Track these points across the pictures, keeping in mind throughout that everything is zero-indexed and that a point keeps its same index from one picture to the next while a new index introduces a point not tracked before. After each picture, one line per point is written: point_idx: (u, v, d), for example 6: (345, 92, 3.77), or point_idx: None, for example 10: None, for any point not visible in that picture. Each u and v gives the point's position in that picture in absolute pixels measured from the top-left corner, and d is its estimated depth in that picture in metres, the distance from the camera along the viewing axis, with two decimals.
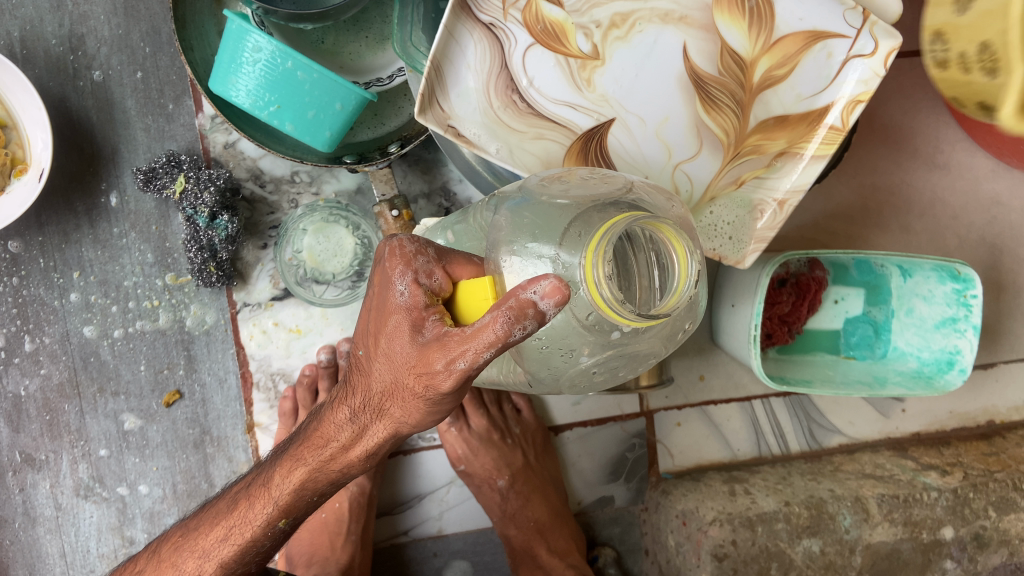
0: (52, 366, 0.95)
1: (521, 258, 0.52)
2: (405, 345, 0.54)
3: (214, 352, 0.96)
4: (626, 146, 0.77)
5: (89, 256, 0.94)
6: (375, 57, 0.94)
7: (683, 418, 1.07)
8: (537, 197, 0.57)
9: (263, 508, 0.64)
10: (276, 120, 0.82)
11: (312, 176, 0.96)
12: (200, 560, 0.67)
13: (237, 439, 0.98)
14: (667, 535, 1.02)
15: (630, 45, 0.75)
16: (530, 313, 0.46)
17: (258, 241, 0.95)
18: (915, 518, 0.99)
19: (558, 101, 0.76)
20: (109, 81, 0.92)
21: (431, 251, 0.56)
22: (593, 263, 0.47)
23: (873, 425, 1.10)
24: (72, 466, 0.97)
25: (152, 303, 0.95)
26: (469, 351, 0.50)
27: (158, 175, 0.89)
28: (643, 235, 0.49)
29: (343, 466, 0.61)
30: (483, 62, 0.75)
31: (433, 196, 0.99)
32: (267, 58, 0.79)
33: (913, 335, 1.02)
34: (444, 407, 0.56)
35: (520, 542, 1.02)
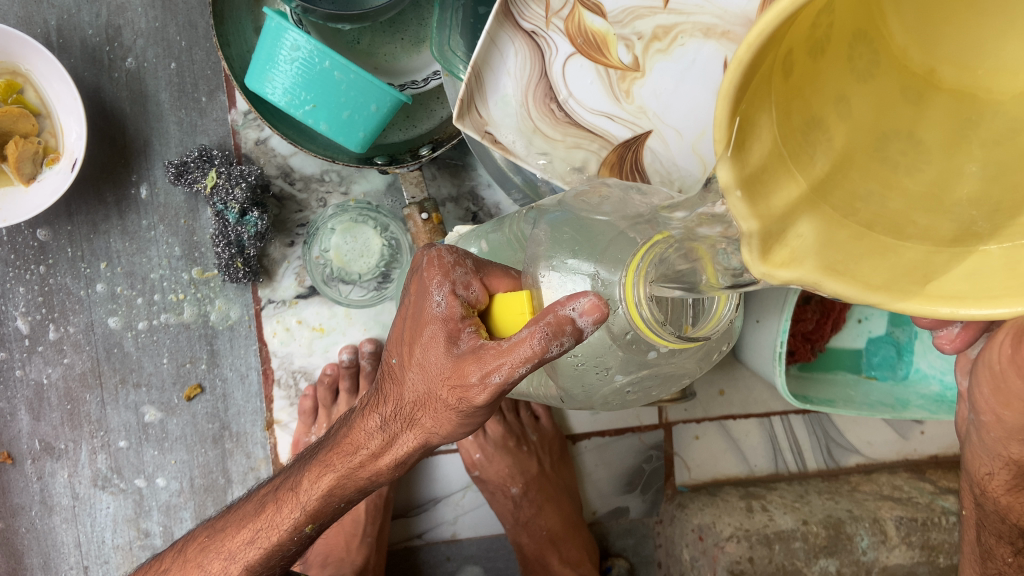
0: (75, 355, 0.96)
1: (558, 273, 0.52)
2: (439, 356, 0.54)
3: (237, 347, 0.96)
4: (660, 158, 0.78)
5: (116, 248, 0.94)
6: (411, 59, 0.94)
7: (701, 432, 1.07)
8: (578, 212, 0.56)
9: (290, 511, 0.64)
10: (310, 119, 0.82)
11: (341, 176, 0.96)
12: (226, 561, 0.67)
13: (256, 435, 0.98)
14: (682, 548, 1.01)
15: (672, 57, 0.73)
16: (567, 330, 0.46)
17: (285, 238, 0.95)
18: (933, 541, 1.00)
19: (595, 111, 0.76)
20: (144, 73, 0.92)
21: (469, 262, 0.55)
22: (633, 283, 0.46)
23: (891, 446, 1.09)
24: (91, 456, 0.97)
25: (178, 296, 0.95)
26: (504, 365, 0.49)
27: (189, 169, 0.89)
28: None
29: (371, 475, 0.60)
30: (523, 69, 0.75)
31: (461, 200, 0.99)
32: (305, 57, 0.79)
33: (935, 357, 1.01)
34: (477, 419, 0.55)
35: (533, 550, 1.02)
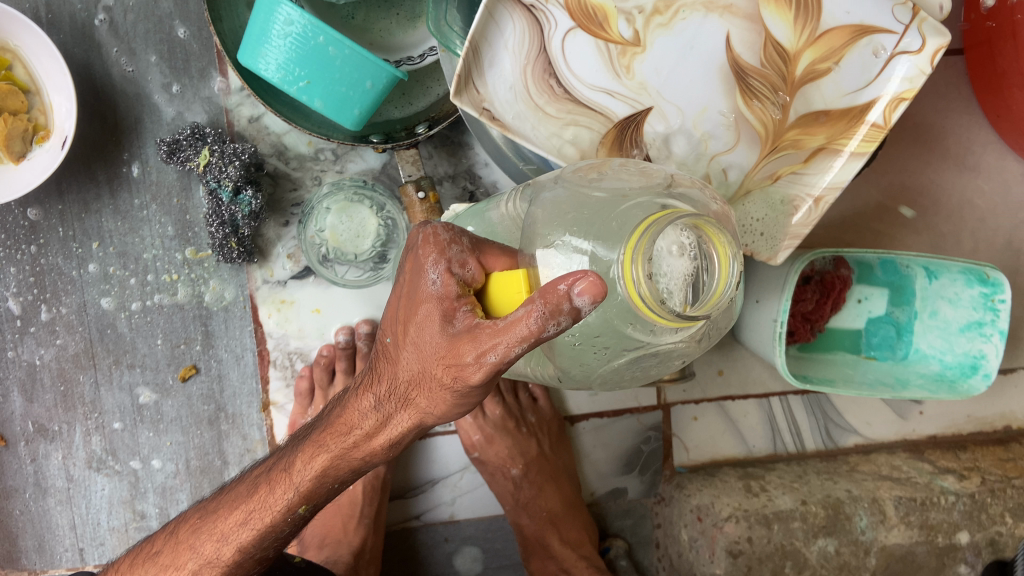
0: (68, 337, 0.94)
1: (557, 250, 0.50)
2: (434, 334, 0.53)
3: (232, 328, 0.95)
4: (662, 136, 0.75)
5: (109, 227, 0.93)
6: (406, 35, 0.93)
7: (699, 413, 1.06)
8: (575, 188, 0.55)
9: (284, 492, 0.63)
10: (304, 96, 0.81)
11: (336, 155, 0.95)
12: (219, 543, 0.66)
13: (252, 417, 0.97)
14: (681, 528, 1.01)
15: (672, 32, 0.73)
16: (564, 309, 0.45)
17: (279, 218, 0.94)
18: (932, 521, 0.99)
19: (595, 88, 0.75)
20: (135, 49, 0.90)
21: (465, 240, 0.54)
22: (631, 262, 0.45)
23: (890, 426, 1.09)
24: (85, 438, 0.96)
25: (171, 277, 0.94)
26: (500, 345, 0.49)
27: (181, 147, 0.88)
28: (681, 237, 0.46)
29: (366, 455, 0.60)
30: (521, 43, 0.73)
31: (458, 179, 0.98)
32: (298, 32, 0.77)
33: (935, 337, 1.01)
34: (472, 399, 0.55)
35: (533, 531, 1.02)
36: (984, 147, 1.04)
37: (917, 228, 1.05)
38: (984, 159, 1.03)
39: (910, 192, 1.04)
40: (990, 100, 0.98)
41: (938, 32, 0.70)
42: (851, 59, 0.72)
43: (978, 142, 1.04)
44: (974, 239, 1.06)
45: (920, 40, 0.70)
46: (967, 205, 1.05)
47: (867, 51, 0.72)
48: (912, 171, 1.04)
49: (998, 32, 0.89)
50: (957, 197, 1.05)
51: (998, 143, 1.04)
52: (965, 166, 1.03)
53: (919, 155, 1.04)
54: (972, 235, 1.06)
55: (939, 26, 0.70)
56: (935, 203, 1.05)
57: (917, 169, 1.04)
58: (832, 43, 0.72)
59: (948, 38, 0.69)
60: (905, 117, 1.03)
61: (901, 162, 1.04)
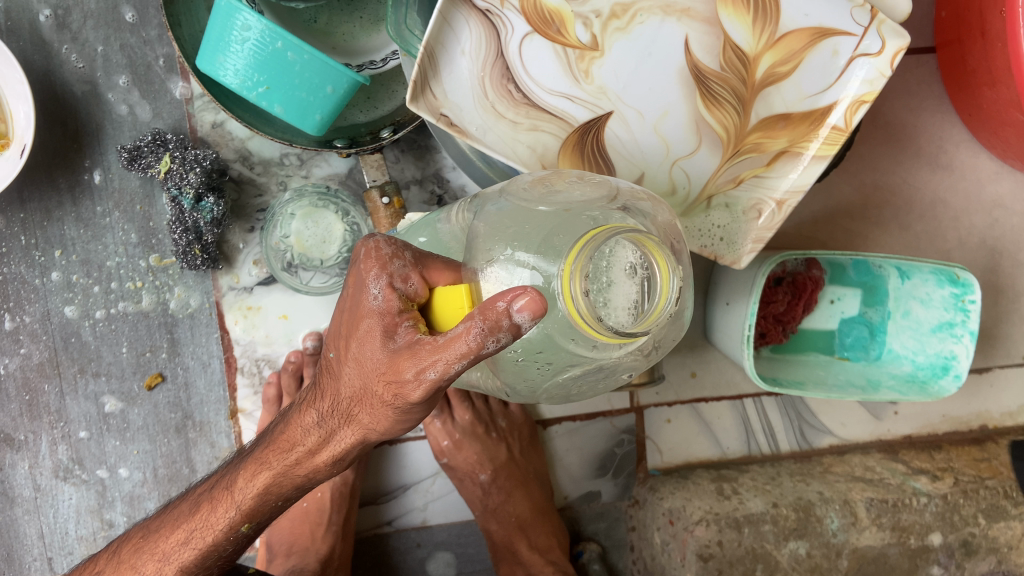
0: (32, 345, 0.94)
1: (500, 266, 0.49)
2: (376, 350, 0.52)
3: (198, 336, 0.94)
4: (624, 139, 0.75)
5: (71, 235, 0.92)
6: (369, 38, 0.92)
7: (673, 415, 1.06)
8: (518, 200, 0.54)
9: (226, 511, 0.62)
10: (264, 101, 0.80)
11: (301, 160, 0.94)
12: (160, 563, 0.65)
13: (220, 424, 0.97)
14: (654, 532, 1.01)
15: (630, 36, 0.73)
16: (504, 325, 0.45)
17: (244, 224, 0.93)
18: (904, 523, 0.99)
19: (555, 93, 0.74)
20: (95, 55, 0.89)
21: (407, 254, 0.53)
22: (569, 278, 0.44)
23: (865, 427, 1.09)
24: (51, 448, 0.95)
25: (135, 284, 0.93)
26: (440, 361, 0.48)
27: (142, 154, 0.87)
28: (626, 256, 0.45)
29: (308, 472, 0.59)
30: (478, 48, 0.73)
31: (425, 183, 0.97)
32: (257, 38, 0.76)
33: (908, 338, 1.00)
34: (414, 415, 0.54)
35: (501, 537, 1.01)
36: (957, 146, 1.03)
37: (891, 227, 1.05)
38: (957, 157, 1.03)
39: (882, 191, 1.03)
40: (961, 99, 0.97)
41: (898, 34, 0.69)
42: (811, 60, 0.72)
43: (950, 141, 1.03)
44: (949, 238, 1.05)
45: (880, 42, 0.70)
46: (940, 204, 1.04)
47: (827, 52, 0.71)
48: (884, 170, 1.03)
49: (967, 31, 0.88)
50: (930, 196, 1.04)
51: (971, 141, 1.03)
52: (938, 165, 1.03)
53: (892, 154, 1.03)
54: (946, 234, 1.05)
55: (899, 28, 0.69)
56: (908, 202, 1.04)
57: (890, 168, 1.03)
58: (791, 45, 0.71)
59: (907, 40, 0.69)
60: (877, 116, 1.02)
61: (873, 161, 1.03)
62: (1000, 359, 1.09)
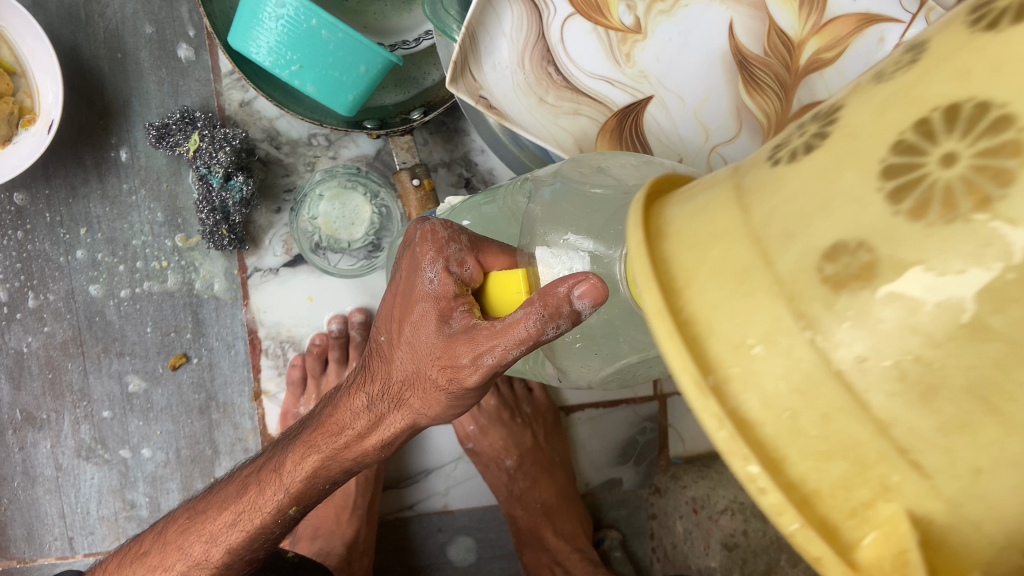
0: (56, 324, 0.93)
1: (557, 250, 0.49)
2: (430, 335, 0.52)
3: (222, 317, 0.93)
4: (662, 123, 0.73)
5: (96, 213, 0.91)
6: (401, 18, 0.90)
7: (695, 404, 1.05)
8: (575, 184, 0.53)
9: (274, 493, 0.62)
10: (296, 80, 0.78)
11: (329, 140, 0.93)
12: (207, 544, 0.65)
13: (244, 406, 0.96)
14: (676, 520, 1.01)
15: (674, 19, 0.70)
16: (564, 312, 0.44)
17: (271, 205, 0.92)
18: None
19: (595, 76, 0.72)
20: (123, 30, 0.88)
21: (464, 238, 0.53)
22: (635, 262, 0.44)
23: None
24: (74, 427, 0.95)
25: (161, 264, 0.92)
26: (498, 347, 0.47)
27: (171, 132, 0.86)
28: None
29: (357, 455, 0.59)
30: (519, 30, 0.71)
31: (453, 165, 0.96)
32: (290, 15, 0.75)
33: None
34: (467, 400, 0.54)
35: (526, 523, 1.01)
36: None
37: None
38: None
39: None
40: None
41: None
42: (857, 48, 0.67)
43: None
44: None
45: None
46: None
47: (874, 39, 0.67)
48: None
49: None
50: None
51: None
52: None
53: None
54: None
55: None
56: None
57: None
58: (837, 31, 0.68)
59: None
60: None
61: None
62: None
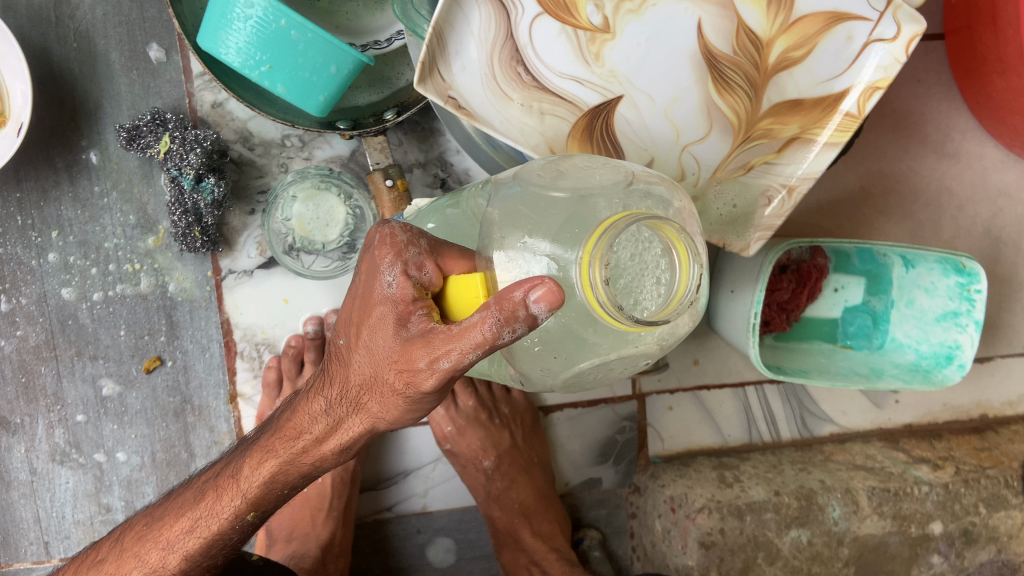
0: (28, 327, 0.92)
1: (516, 252, 0.48)
2: (388, 339, 0.51)
3: (197, 319, 0.93)
4: (633, 124, 0.73)
5: (68, 216, 0.90)
6: (374, 18, 0.89)
7: (674, 402, 1.05)
8: (534, 185, 0.53)
9: (231, 499, 0.62)
10: (267, 81, 0.78)
11: (303, 141, 0.93)
12: (164, 551, 0.65)
13: (219, 409, 0.96)
14: (655, 519, 1.00)
15: (642, 19, 0.70)
16: (520, 316, 0.44)
17: (244, 206, 0.92)
18: (905, 512, 0.99)
19: (564, 76, 0.71)
20: (93, 31, 0.87)
21: (423, 241, 0.52)
22: (589, 266, 0.44)
23: (866, 415, 1.09)
24: (48, 431, 0.94)
25: (134, 266, 0.91)
26: (454, 351, 0.47)
27: (141, 133, 0.85)
28: (625, 236, 0.45)
29: (315, 460, 0.59)
30: (487, 30, 0.70)
31: (429, 166, 0.96)
32: (259, 15, 0.74)
33: (912, 327, 0.99)
34: (425, 404, 0.53)
35: (504, 523, 1.00)
36: (963, 134, 1.02)
37: (896, 216, 1.04)
38: (963, 145, 1.02)
39: (888, 179, 1.03)
40: (970, 88, 0.96)
41: (913, 19, 0.66)
42: (825, 46, 0.69)
43: (957, 129, 1.02)
44: (954, 227, 1.05)
45: (895, 28, 0.67)
46: (945, 192, 1.04)
47: (841, 38, 0.68)
48: (891, 158, 1.02)
49: (977, 19, 0.87)
50: (935, 184, 1.03)
51: (977, 130, 1.02)
52: (944, 153, 1.02)
53: (897, 142, 1.02)
54: (950, 223, 1.04)
55: (915, 12, 0.66)
56: (914, 191, 1.03)
57: (897, 155, 1.02)
58: (806, 29, 0.69)
59: (922, 25, 0.66)
60: (884, 103, 1.02)
61: (880, 148, 1.03)
62: (1001, 348, 1.09)
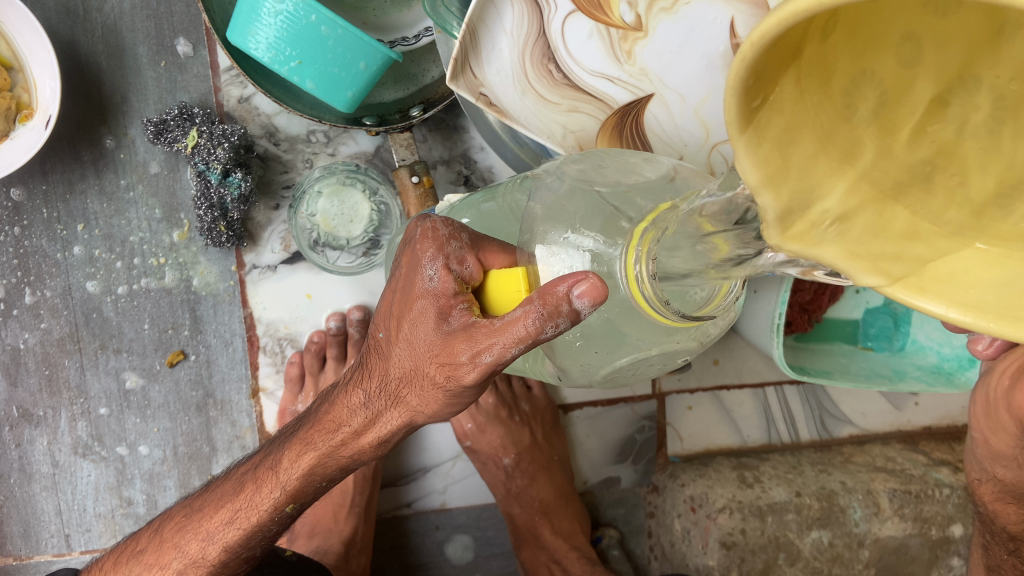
0: (53, 320, 0.93)
1: (557, 247, 0.48)
2: (429, 332, 0.52)
3: (220, 314, 0.93)
4: (662, 122, 0.72)
5: (94, 209, 0.90)
6: (401, 14, 0.90)
7: (694, 402, 1.05)
8: (574, 181, 0.53)
9: (270, 491, 0.62)
10: (295, 76, 0.78)
11: (328, 137, 0.93)
12: (203, 542, 0.65)
13: (241, 403, 0.96)
14: (674, 519, 1.00)
15: (675, 17, 0.68)
16: (563, 311, 0.44)
17: (269, 202, 0.92)
18: (926, 513, 0.99)
19: (595, 73, 0.71)
20: (121, 25, 0.88)
21: (464, 236, 0.52)
22: (635, 261, 0.44)
23: (885, 417, 1.08)
24: (70, 424, 0.94)
25: (158, 260, 0.92)
26: (496, 345, 0.47)
27: (169, 128, 0.85)
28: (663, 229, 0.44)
29: (354, 453, 0.59)
30: (520, 27, 0.70)
31: (453, 163, 0.96)
32: (289, 11, 0.74)
33: (933, 329, 0.98)
34: (464, 398, 0.53)
35: (524, 520, 1.01)
36: None
37: None
38: None
39: None
40: None
41: None
42: None
43: None
44: None
45: None
46: None
47: None
48: None
49: None
50: None
51: None
52: None
53: None
54: None
55: None
56: None
57: None
58: None
59: None
60: None
61: None
62: None
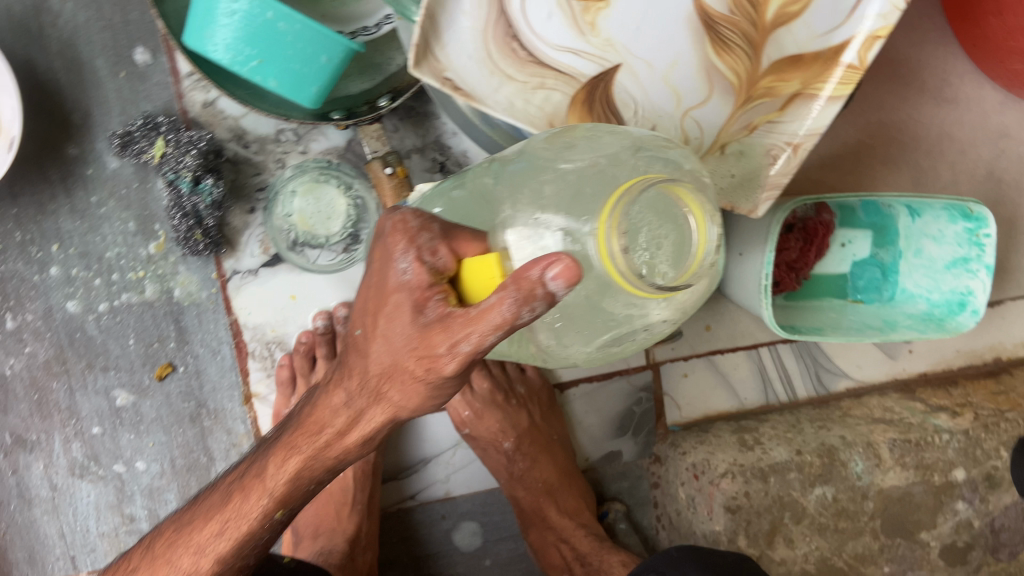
0: (37, 343, 0.91)
1: (529, 229, 0.48)
2: (405, 326, 0.51)
3: (205, 322, 0.92)
4: (634, 93, 0.71)
5: (67, 228, 0.89)
6: (359, 4, 0.88)
7: (689, 369, 1.05)
8: (541, 162, 0.52)
9: (259, 498, 0.61)
10: (258, 76, 0.77)
11: (298, 135, 0.92)
12: (195, 556, 0.64)
13: (235, 411, 0.95)
14: (678, 488, 1.00)
15: None
16: (538, 294, 0.43)
17: (244, 205, 0.91)
18: (927, 460, 1.00)
19: (560, 48, 0.70)
20: (77, 38, 0.86)
21: (435, 226, 0.51)
22: (606, 235, 0.44)
23: (881, 367, 1.07)
24: (65, 446, 0.94)
25: (138, 274, 0.90)
26: (473, 334, 0.46)
27: (134, 139, 0.84)
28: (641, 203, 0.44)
29: (339, 453, 0.58)
30: (480, 6, 0.68)
31: (426, 150, 0.95)
32: (244, 10, 0.72)
33: (922, 276, 0.98)
34: (446, 390, 0.53)
35: (529, 503, 1.00)
36: (960, 78, 1.01)
37: (900, 166, 1.03)
38: (963, 89, 1.01)
39: (889, 129, 1.02)
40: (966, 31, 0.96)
41: None
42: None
43: (955, 73, 1.01)
44: (957, 174, 1.04)
45: None
46: (947, 137, 1.03)
47: None
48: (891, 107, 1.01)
49: None
50: (936, 130, 1.02)
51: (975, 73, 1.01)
52: (943, 98, 1.01)
53: (896, 91, 1.01)
54: (954, 169, 1.03)
55: None
56: (916, 139, 1.02)
57: (896, 104, 1.01)
58: None
59: None
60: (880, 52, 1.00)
61: (880, 99, 1.01)
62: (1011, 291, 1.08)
